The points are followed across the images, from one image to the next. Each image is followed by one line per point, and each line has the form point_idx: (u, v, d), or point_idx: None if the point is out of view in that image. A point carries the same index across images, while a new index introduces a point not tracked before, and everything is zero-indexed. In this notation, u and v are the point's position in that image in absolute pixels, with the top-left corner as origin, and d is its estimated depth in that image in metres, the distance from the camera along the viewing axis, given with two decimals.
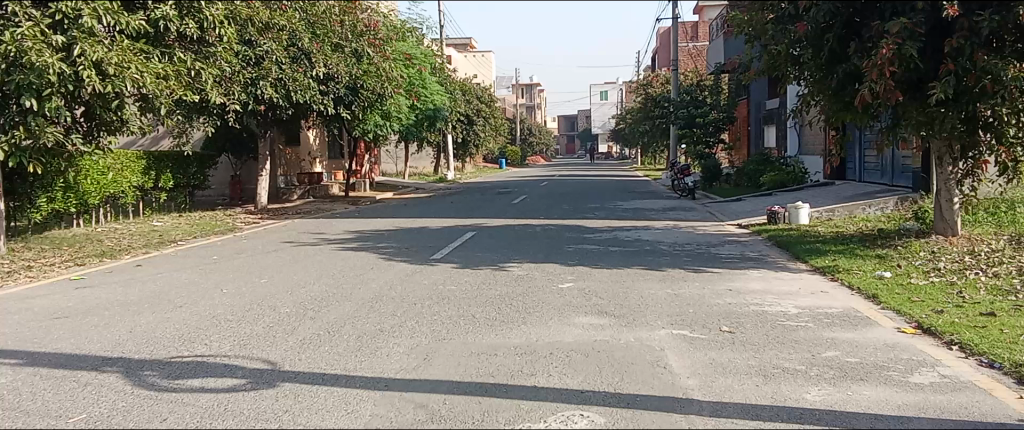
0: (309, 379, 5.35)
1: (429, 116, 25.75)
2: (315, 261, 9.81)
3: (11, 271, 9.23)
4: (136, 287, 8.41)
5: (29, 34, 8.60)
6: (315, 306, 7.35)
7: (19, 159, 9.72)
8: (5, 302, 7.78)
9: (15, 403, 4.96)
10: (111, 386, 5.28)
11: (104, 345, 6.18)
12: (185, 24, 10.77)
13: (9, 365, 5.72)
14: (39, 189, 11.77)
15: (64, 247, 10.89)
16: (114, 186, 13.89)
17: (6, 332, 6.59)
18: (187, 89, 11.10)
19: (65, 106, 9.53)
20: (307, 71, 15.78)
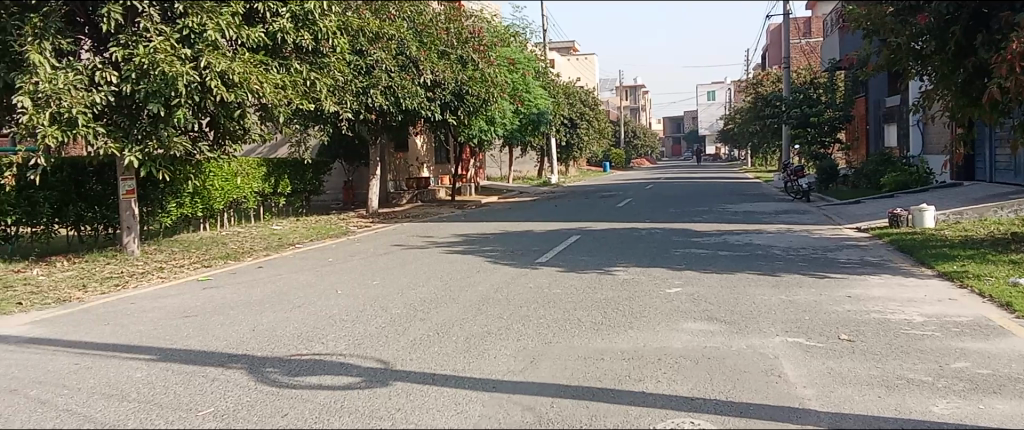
0: (419, 378, 5.48)
1: (534, 120, 25.93)
2: (424, 264, 10.03)
3: (145, 272, 9.88)
4: (257, 288, 8.83)
5: (161, 48, 9.19)
6: (424, 308, 7.51)
7: (153, 167, 10.41)
8: (141, 301, 8.32)
9: (150, 396, 5.30)
10: (236, 381, 5.57)
11: (230, 342, 6.52)
12: (301, 35, 11.19)
13: (144, 360, 6.12)
14: (171, 195, 12.53)
15: (192, 249, 11.56)
16: (238, 192, 14.66)
17: (141, 329, 7.05)
18: (303, 99, 11.53)
19: (193, 115, 10.11)
20: (415, 78, 16.18)
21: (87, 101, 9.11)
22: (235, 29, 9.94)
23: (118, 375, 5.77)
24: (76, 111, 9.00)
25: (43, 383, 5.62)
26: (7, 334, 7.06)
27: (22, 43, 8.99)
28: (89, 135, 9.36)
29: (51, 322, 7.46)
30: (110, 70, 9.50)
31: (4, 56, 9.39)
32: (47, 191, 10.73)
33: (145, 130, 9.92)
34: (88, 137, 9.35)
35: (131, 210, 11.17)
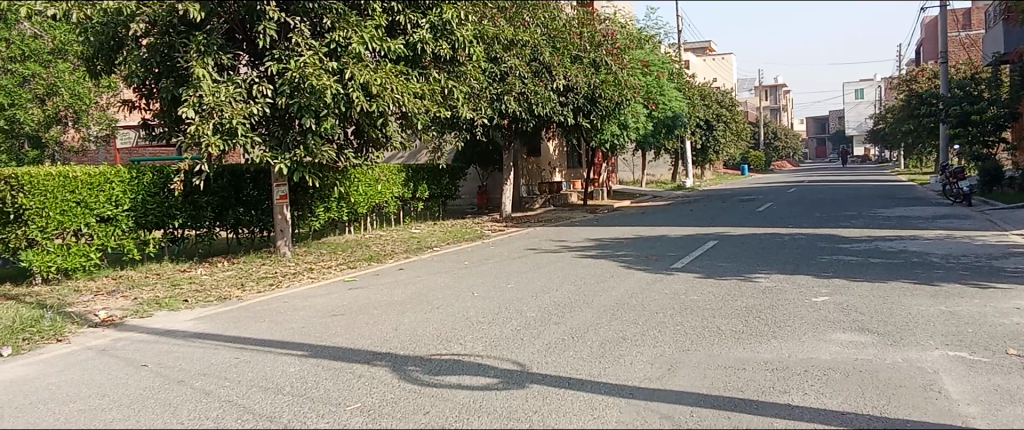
0: (556, 382, 5.50)
1: (668, 123, 25.53)
2: (558, 268, 10.08)
3: (297, 272, 10.46)
4: (399, 289, 9.15)
5: (310, 62, 9.72)
6: (559, 312, 7.53)
7: (303, 173, 11.04)
8: (294, 299, 8.82)
9: (303, 390, 5.61)
10: (380, 378, 5.80)
11: (374, 340, 6.80)
12: (440, 45, 11.46)
13: (297, 356, 6.48)
14: (319, 200, 13.20)
15: (339, 251, 12.15)
16: (380, 197, 15.28)
17: (293, 327, 7.47)
18: (441, 107, 11.84)
19: (339, 124, 10.63)
20: (548, 84, 16.29)
21: (245, 113, 9.78)
22: (377, 41, 10.34)
23: (275, 369, 6.15)
24: (236, 121, 9.68)
25: (208, 375, 6.07)
26: (176, 329, 7.66)
27: (188, 60, 9.73)
28: (247, 144, 10.05)
29: (214, 318, 8.04)
30: (265, 84, 10.14)
31: (173, 72, 10.21)
32: (209, 196, 11.58)
33: (296, 139, 10.53)
34: (246, 146, 10.04)
35: (283, 214, 11.87)
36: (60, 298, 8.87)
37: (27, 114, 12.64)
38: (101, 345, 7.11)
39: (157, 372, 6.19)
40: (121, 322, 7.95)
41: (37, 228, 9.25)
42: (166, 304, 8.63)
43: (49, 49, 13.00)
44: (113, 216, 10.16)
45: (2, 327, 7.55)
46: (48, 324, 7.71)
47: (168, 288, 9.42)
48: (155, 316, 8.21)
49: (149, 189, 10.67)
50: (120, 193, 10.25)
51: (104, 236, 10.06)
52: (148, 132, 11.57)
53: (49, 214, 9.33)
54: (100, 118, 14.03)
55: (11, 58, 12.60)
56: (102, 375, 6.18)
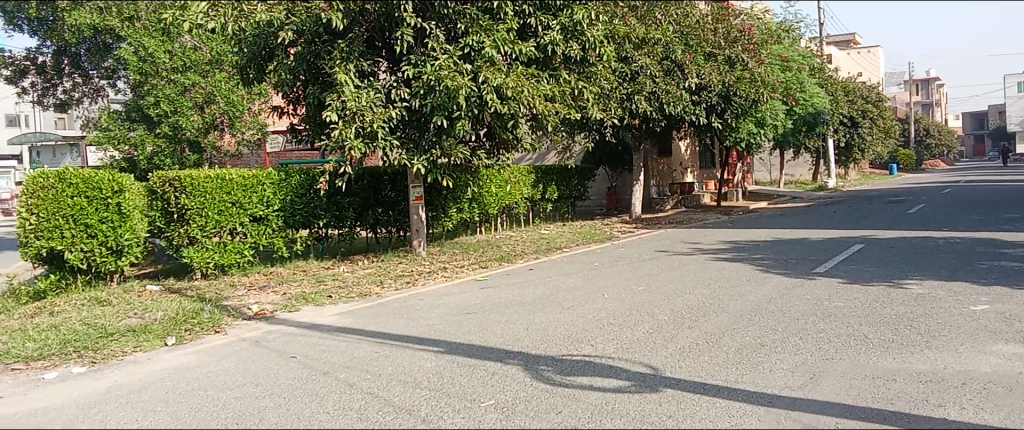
0: (690, 387, 5.40)
1: (807, 121, 24.54)
2: (691, 271, 9.87)
3: (432, 271, 10.77)
4: (530, 289, 9.24)
5: (445, 66, 9.99)
6: (693, 316, 7.38)
7: (436, 175, 11.38)
8: (429, 297, 9.10)
9: (439, 385, 5.78)
10: (514, 376, 5.88)
11: (506, 339, 6.91)
12: (570, 46, 11.45)
13: (433, 352, 6.68)
14: (452, 201, 13.53)
15: (471, 251, 12.42)
16: (511, 197, 15.51)
17: (430, 323, 7.70)
18: (571, 108, 11.85)
19: (472, 126, 10.87)
20: (680, 83, 16.13)
21: (384, 117, 10.20)
22: (510, 44, 10.47)
23: (412, 364, 6.36)
24: (376, 125, 10.11)
25: (350, 367, 6.36)
26: (321, 323, 8.06)
27: (333, 66, 10.22)
28: (386, 147, 10.48)
29: (356, 313, 8.41)
30: (403, 88, 10.53)
31: (317, 78, 10.76)
32: (351, 197, 12.13)
33: (431, 141, 10.87)
34: (385, 149, 10.47)
35: (418, 215, 12.26)
36: (218, 291, 9.55)
37: (187, 121, 13.70)
38: (254, 337, 7.59)
39: (304, 363, 6.55)
40: (272, 316, 8.45)
41: (197, 227, 10.08)
42: (312, 299, 9.11)
43: (207, 60, 13.97)
44: (264, 216, 10.83)
45: (168, 319, 8.20)
46: (208, 316, 8.31)
47: (314, 284, 9.94)
48: (303, 310, 8.68)
49: (297, 190, 11.29)
50: (271, 194, 10.91)
51: (257, 235, 10.75)
52: (296, 136, 12.25)
53: (208, 214, 10.12)
54: (253, 124, 14.93)
55: (174, 68, 13.60)
56: (256, 365, 6.60)
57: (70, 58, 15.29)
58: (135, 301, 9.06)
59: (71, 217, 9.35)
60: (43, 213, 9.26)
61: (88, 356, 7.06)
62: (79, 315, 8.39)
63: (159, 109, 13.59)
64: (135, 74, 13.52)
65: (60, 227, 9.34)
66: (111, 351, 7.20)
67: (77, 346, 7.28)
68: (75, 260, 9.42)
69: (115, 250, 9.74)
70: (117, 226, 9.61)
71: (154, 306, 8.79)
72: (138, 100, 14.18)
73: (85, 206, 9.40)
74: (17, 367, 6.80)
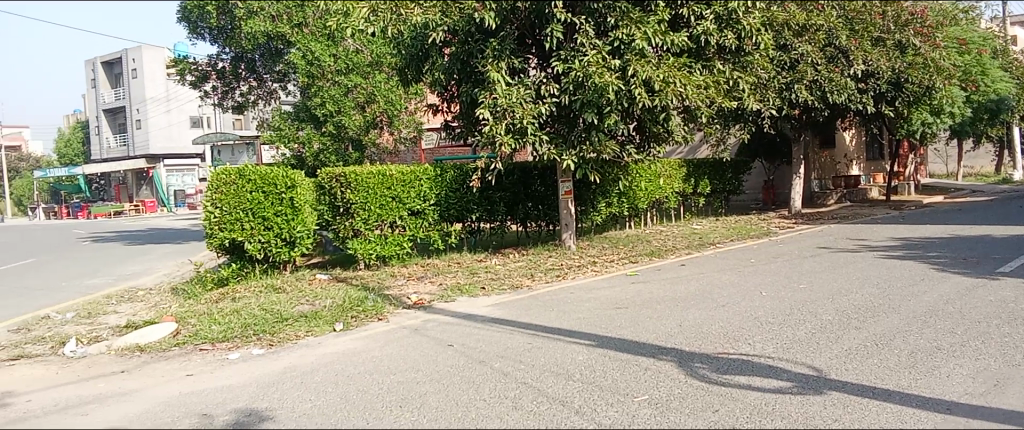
0: (857, 390, 5.14)
1: (990, 108, 22.57)
2: (856, 269, 9.35)
3: (581, 265, 10.82)
4: (682, 285, 9.10)
5: (594, 60, 9.99)
6: (860, 316, 6.99)
7: (586, 169, 11.43)
8: (580, 291, 9.16)
9: (592, 378, 5.81)
10: (667, 372, 5.81)
11: (659, 335, 6.84)
12: (725, 35, 11.12)
13: (585, 345, 6.72)
14: (601, 196, 13.51)
15: (620, 246, 12.36)
16: (662, 191, 15.31)
17: (582, 317, 7.74)
18: (726, 99, 11.53)
19: (622, 121, 10.83)
20: (844, 70, 15.24)
21: (534, 113, 10.36)
22: (661, 35, 10.29)
23: (565, 356, 6.43)
24: (526, 121, 10.29)
25: (504, 357, 6.51)
26: (476, 313, 8.30)
27: (485, 64, 10.46)
28: (535, 143, 10.66)
29: (508, 305, 8.61)
30: (552, 84, 10.63)
31: (470, 77, 11.04)
32: (503, 192, 12.40)
33: (580, 136, 10.93)
34: (535, 144, 10.64)
35: (568, 209, 12.33)
36: (380, 281, 10.06)
37: (350, 120, 14.49)
38: (413, 325, 7.94)
39: (461, 352, 6.78)
40: (429, 305, 8.80)
41: (361, 220, 10.67)
42: (467, 290, 9.41)
43: (368, 61, 14.67)
44: (421, 210, 11.31)
45: (336, 306, 8.75)
46: (371, 304, 8.77)
47: (468, 276, 10.24)
48: (458, 301, 8.98)
49: (451, 185, 11.65)
50: (427, 189, 11.35)
51: (414, 228, 11.24)
52: (450, 133, 12.64)
53: (371, 208, 10.68)
54: (410, 122, 15.57)
55: (338, 71, 14.36)
56: (416, 352, 6.90)
57: (246, 64, 16.65)
58: (306, 288, 9.73)
59: (250, 210, 10.11)
60: (225, 207, 10.01)
61: (265, 339, 7.64)
62: (258, 301, 9.12)
63: (324, 110, 14.41)
64: (304, 77, 14.40)
65: (240, 219, 10.09)
66: (285, 335, 7.75)
67: (256, 330, 7.90)
68: (253, 250, 10.22)
69: (288, 241, 10.47)
70: (290, 219, 10.33)
71: (323, 293, 9.40)
72: (306, 101, 15.11)
73: (262, 200, 10.15)
74: (205, 347, 7.46)
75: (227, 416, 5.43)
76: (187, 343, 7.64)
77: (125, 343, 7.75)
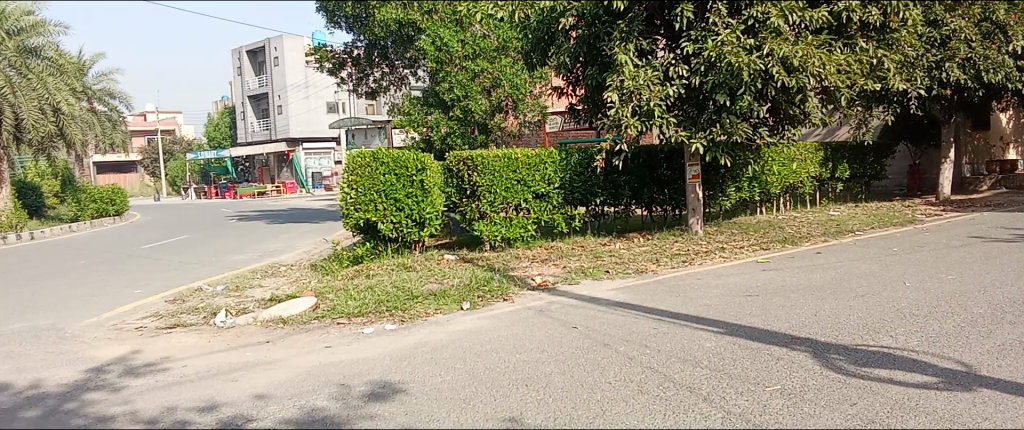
0: (1011, 389, 4.80)
1: None
2: (1013, 261, 8.68)
3: (709, 251, 10.57)
4: (817, 273, 8.75)
5: (727, 39, 9.73)
6: (1016, 311, 6.51)
7: (715, 152, 11.16)
8: (708, 277, 8.99)
9: (721, 366, 5.69)
10: (801, 363, 5.62)
11: (792, 324, 6.61)
12: (869, 11, 10.54)
13: (713, 332, 6.59)
14: (731, 180, 13.13)
15: (751, 232, 11.99)
16: (796, 176, 14.73)
17: (709, 304, 7.60)
18: (869, 79, 10.94)
19: (755, 102, 10.48)
20: (1002, 47, 14.20)
21: (662, 94, 10.22)
22: (799, 11, 9.84)
23: (692, 342, 6.33)
24: (653, 104, 10.17)
25: (629, 341, 6.49)
26: (601, 297, 8.31)
27: (612, 47, 10.37)
28: (662, 125, 10.54)
29: (633, 289, 8.58)
30: (681, 65, 10.44)
31: (597, 60, 10.96)
32: (627, 176, 12.29)
33: (711, 119, 10.68)
34: (662, 127, 10.50)
35: (695, 194, 12.07)
36: (505, 262, 10.24)
37: (477, 104, 14.74)
38: (538, 306, 8.04)
39: (585, 334, 6.80)
40: (553, 287, 8.89)
41: (487, 202, 10.93)
42: (591, 273, 9.43)
43: (495, 47, 14.80)
44: (546, 193, 11.40)
45: (463, 285, 8.99)
46: (497, 284, 8.96)
47: (592, 259, 10.26)
48: (583, 283, 9.03)
49: (576, 169, 11.65)
50: (552, 172, 11.41)
51: (539, 211, 11.37)
52: (575, 116, 12.62)
53: (497, 191, 10.91)
54: (534, 106, 15.60)
55: (466, 56, 14.67)
56: (541, 332, 6.98)
57: (379, 50, 17.26)
58: (435, 268, 10.03)
59: (383, 192, 10.52)
60: (360, 189, 10.49)
61: (397, 315, 7.94)
62: (390, 279, 9.48)
63: (452, 94, 14.74)
64: (433, 63, 14.86)
65: (374, 201, 10.53)
66: (416, 312, 8.04)
67: (388, 306, 8.22)
68: (386, 230, 10.63)
69: (418, 222, 10.82)
70: (420, 200, 10.67)
71: (452, 273, 9.66)
72: (435, 86, 15.48)
73: (394, 182, 10.52)
74: (342, 322, 7.84)
75: (363, 387, 5.71)
76: (326, 317, 8.05)
77: (270, 316, 8.25)
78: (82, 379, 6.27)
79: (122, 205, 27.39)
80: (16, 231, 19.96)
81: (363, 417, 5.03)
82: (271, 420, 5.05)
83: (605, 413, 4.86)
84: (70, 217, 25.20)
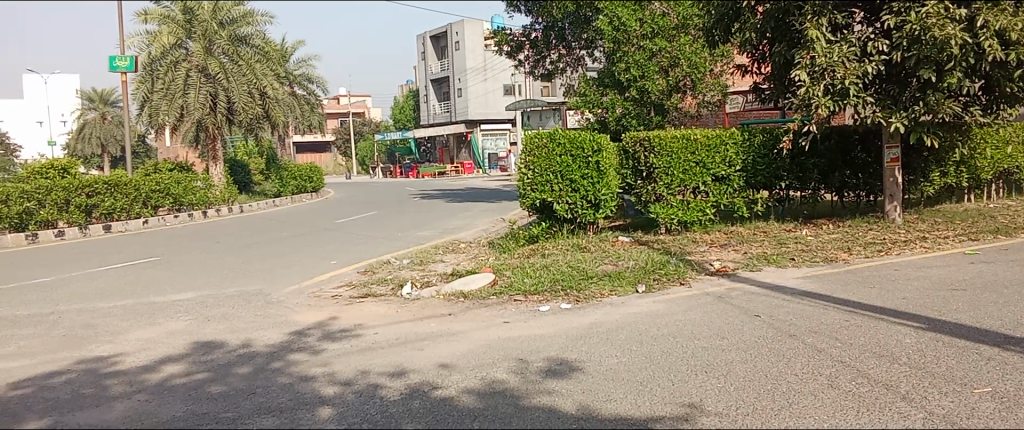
0: None
1: None
2: None
3: (908, 241, 9.79)
4: None
5: (934, 10, 8.94)
6: None
7: (918, 133, 10.30)
8: (905, 268, 8.34)
9: (922, 363, 5.27)
10: (1016, 365, 5.10)
11: (1006, 323, 6.00)
12: None
13: (913, 327, 6.11)
14: (934, 164, 12.07)
15: (957, 221, 10.98)
16: (1011, 160, 13.32)
17: (907, 297, 7.06)
18: None
19: (966, 78, 9.56)
20: None
21: (858, 72, 9.58)
22: None
23: (888, 337, 5.91)
24: (848, 82, 9.57)
25: (817, 333, 6.15)
26: (784, 285, 7.95)
27: (803, 22, 9.83)
28: (857, 105, 9.86)
29: (821, 278, 8.13)
30: (881, 39, 9.71)
31: (785, 36, 10.40)
32: (817, 158, 11.61)
33: (914, 97, 9.86)
34: (857, 106, 9.85)
35: (894, 178, 11.20)
36: (682, 246, 10.04)
37: (653, 85, 14.50)
38: (717, 292, 7.81)
39: (769, 324, 6.52)
40: (733, 273, 8.61)
41: (664, 185, 10.82)
42: (774, 260, 9.03)
43: (674, 25, 14.49)
44: (727, 176, 11.04)
45: (639, 267, 8.91)
46: (674, 268, 8.81)
47: (775, 245, 9.82)
48: (764, 270, 8.67)
49: (760, 150, 11.16)
50: (733, 154, 11.04)
51: (718, 194, 11.03)
52: (759, 96, 12.09)
53: (674, 173, 10.78)
54: (714, 85, 15.10)
55: (644, 35, 14.49)
56: (721, 319, 6.77)
57: (556, 32, 17.41)
58: (610, 249, 10.01)
59: (559, 173, 10.66)
60: (537, 169, 10.71)
61: (572, 295, 8.01)
62: (566, 258, 9.58)
63: (629, 75, 14.65)
64: (610, 43, 14.87)
65: (550, 181, 10.71)
66: (591, 292, 8.07)
67: (563, 285, 8.31)
68: (561, 210, 10.75)
69: (593, 204, 10.80)
70: (595, 181, 10.64)
71: (628, 255, 9.60)
72: (611, 67, 15.36)
73: (571, 163, 10.61)
74: (518, 299, 8.02)
75: (541, 363, 5.81)
76: (504, 293, 8.27)
77: (451, 290, 8.60)
78: (285, 341, 6.83)
79: (318, 182, 29.51)
80: (229, 205, 22.07)
81: (543, 393, 5.12)
82: (455, 389, 5.27)
83: (791, 406, 4.65)
84: (274, 192, 27.52)
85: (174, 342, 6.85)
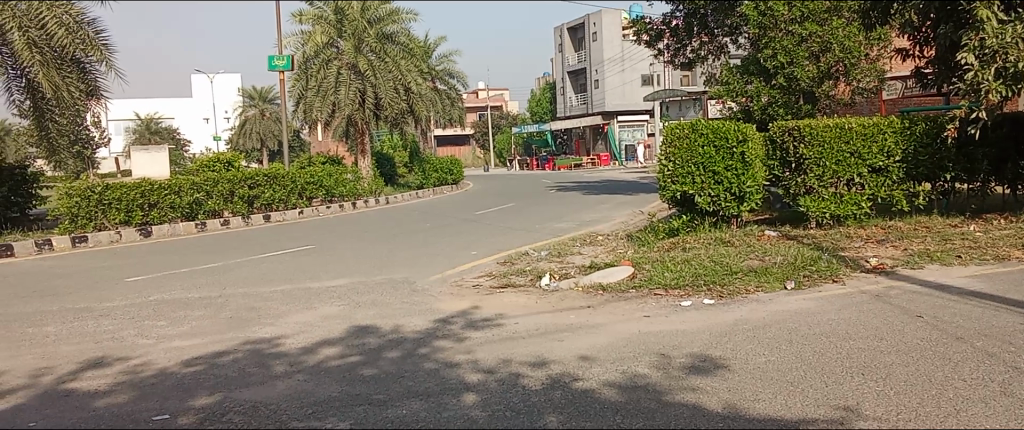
0: None
1: None
2: None
3: None
4: None
5: None
6: None
7: None
8: None
9: None
10: None
11: None
12: None
13: None
14: None
15: None
16: None
17: None
18: None
19: None
20: None
21: None
22: None
23: None
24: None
25: (988, 337, 5.68)
26: (949, 284, 7.40)
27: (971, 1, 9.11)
28: None
29: (991, 277, 7.50)
30: None
31: (951, 16, 9.64)
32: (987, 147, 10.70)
33: None
34: None
35: None
36: (834, 241, 9.54)
37: (803, 71, 13.82)
38: (874, 291, 7.36)
39: (932, 325, 6.08)
40: (891, 271, 8.10)
41: (814, 177, 10.32)
42: (938, 258, 8.41)
43: (827, 8, 13.71)
44: (884, 167, 10.39)
45: (788, 263, 8.54)
46: (825, 264, 8.37)
47: (939, 241, 9.14)
48: (926, 268, 8.10)
49: (921, 139, 10.41)
50: (892, 143, 10.36)
51: (875, 187, 10.40)
52: (921, 81, 11.26)
53: (826, 164, 10.28)
54: (871, 71, 14.22)
55: (793, 20, 13.86)
56: (877, 319, 6.38)
57: (698, 19, 16.98)
58: (755, 244, 9.66)
59: (701, 164, 10.40)
60: (678, 161, 10.49)
61: (716, 290, 7.80)
62: (709, 252, 9.33)
63: (776, 62, 14.10)
64: (755, 29, 14.35)
65: (691, 173, 10.46)
66: (735, 288, 7.83)
67: (706, 280, 8.11)
68: (703, 203, 10.48)
69: (737, 196, 10.46)
70: (740, 173, 10.30)
71: (774, 250, 9.23)
72: (756, 54, 14.86)
73: (713, 154, 10.32)
74: (659, 293, 7.91)
75: (684, 358, 5.68)
76: (644, 287, 8.17)
77: (590, 281, 8.59)
78: (431, 328, 7.06)
79: (458, 174, 30.20)
80: (375, 196, 23.03)
81: (686, 389, 5.01)
82: (596, 381, 5.25)
83: (958, 413, 4.32)
84: (417, 184, 28.44)
85: (328, 326, 7.23)
